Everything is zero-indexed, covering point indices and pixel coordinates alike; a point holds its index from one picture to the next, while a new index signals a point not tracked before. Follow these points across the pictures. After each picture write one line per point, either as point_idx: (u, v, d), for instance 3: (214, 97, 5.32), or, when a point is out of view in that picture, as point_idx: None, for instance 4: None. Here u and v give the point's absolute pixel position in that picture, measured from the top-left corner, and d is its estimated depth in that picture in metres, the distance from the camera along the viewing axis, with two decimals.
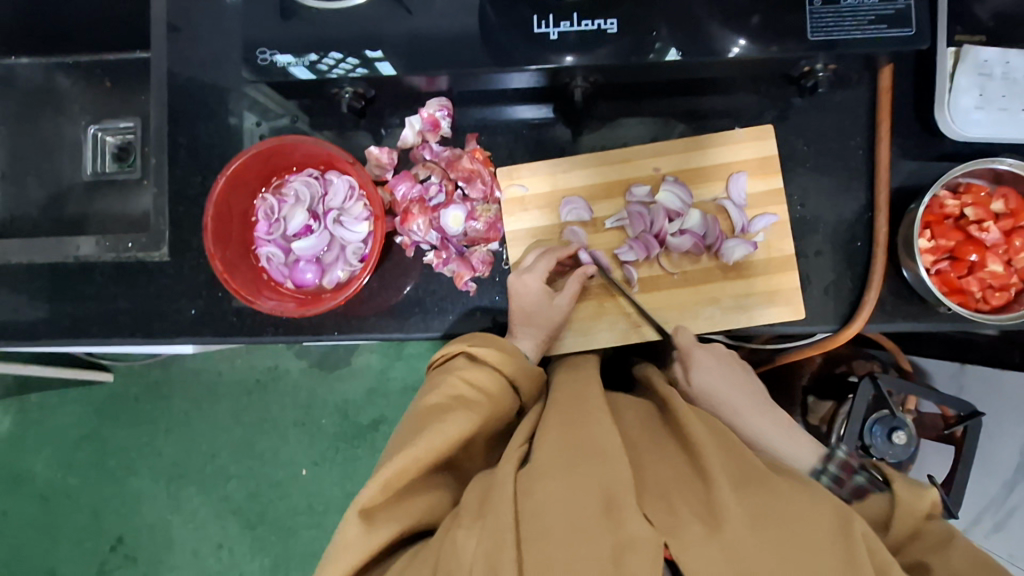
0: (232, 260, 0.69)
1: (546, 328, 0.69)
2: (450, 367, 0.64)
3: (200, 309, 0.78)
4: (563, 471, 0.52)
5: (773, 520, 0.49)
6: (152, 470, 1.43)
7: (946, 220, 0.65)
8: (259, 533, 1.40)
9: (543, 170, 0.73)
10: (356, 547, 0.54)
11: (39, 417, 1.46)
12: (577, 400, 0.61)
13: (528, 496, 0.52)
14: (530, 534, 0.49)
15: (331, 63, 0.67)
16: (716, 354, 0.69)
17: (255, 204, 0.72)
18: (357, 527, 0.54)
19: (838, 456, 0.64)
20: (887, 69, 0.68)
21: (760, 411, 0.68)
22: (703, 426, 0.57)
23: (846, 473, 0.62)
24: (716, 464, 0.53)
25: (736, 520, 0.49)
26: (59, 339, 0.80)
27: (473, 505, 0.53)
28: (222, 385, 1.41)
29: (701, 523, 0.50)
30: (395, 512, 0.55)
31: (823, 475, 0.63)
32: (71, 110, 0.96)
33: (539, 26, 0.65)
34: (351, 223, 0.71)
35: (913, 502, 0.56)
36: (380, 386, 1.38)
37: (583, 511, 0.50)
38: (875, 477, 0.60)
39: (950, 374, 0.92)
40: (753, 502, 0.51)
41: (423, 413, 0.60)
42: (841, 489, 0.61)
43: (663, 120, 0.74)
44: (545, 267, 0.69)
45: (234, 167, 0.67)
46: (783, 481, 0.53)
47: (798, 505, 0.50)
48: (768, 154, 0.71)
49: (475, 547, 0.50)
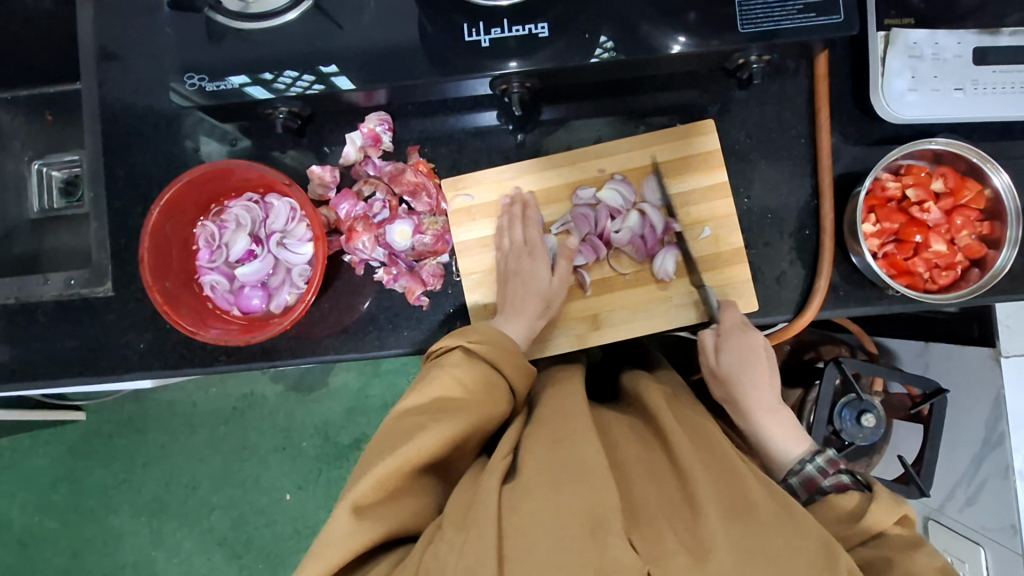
0: (173, 291, 0.67)
1: (538, 314, 0.67)
2: (440, 362, 0.60)
3: (149, 343, 0.75)
4: (550, 487, 0.52)
5: (762, 555, 0.49)
6: (132, 507, 1.40)
7: (889, 203, 0.65)
8: (246, 562, 1.37)
9: (488, 178, 0.72)
10: (341, 544, 0.50)
11: (11, 461, 1.42)
12: (562, 417, 0.61)
13: (513, 514, 0.51)
14: (512, 552, 0.48)
15: (287, 81, 0.66)
16: (736, 359, 0.66)
17: (196, 232, 0.70)
18: (347, 524, 0.51)
19: (827, 452, 0.63)
20: (822, 56, 0.68)
21: (774, 409, 0.66)
22: (693, 453, 0.58)
23: (831, 468, 0.61)
24: (706, 495, 0.53)
25: (724, 553, 0.49)
26: (6, 384, 0.77)
27: (455, 520, 0.52)
28: (197, 416, 1.39)
29: (686, 553, 0.49)
30: (386, 510, 0.53)
31: (808, 464, 0.62)
32: (13, 146, 0.94)
33: (471, 34, 0.64)
34: (295, 245, 0.68)
35: (890, 503, 0.56)
36: (359, 404, 1.36)
37: (568, 530, 0.49)
38: (861, 481, 0.60)
39: (916, 353, 0.94)
40: (740, 534, 0.50)
41: (413, 412, 0.56)
42: (825, 479, 0.61)
43: (608, 119, 0.74)
44: (529, 231, 0.70)
45: (168, 196, 0.65)
46: (772, 506, 0.53)
47: (788, 539, 0.50)
48: (711, 148, 0.71)
49: (456, 561, 0.48)
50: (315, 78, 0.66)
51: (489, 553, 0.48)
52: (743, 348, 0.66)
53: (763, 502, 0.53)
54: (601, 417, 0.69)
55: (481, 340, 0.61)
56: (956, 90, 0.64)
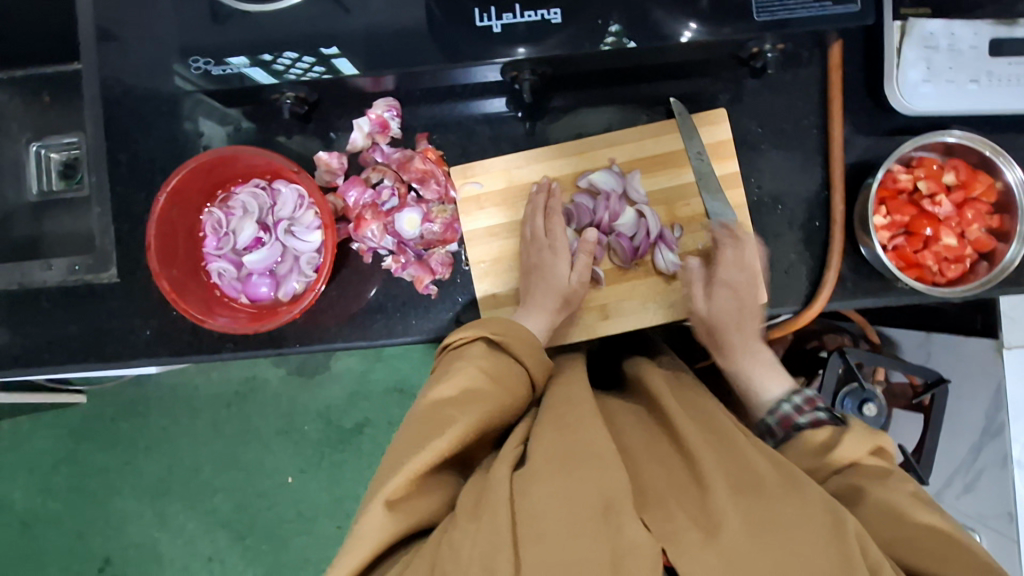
0: (180, 278, 0.66)
1: (554, 319, 0.67)
2: (463, 353, 0.61)
3: (155, 329, 0.75)
4: (560, 473, 0.52)
5: (772, 527, 0.50)
6: (135, 489, 1.41)
7: (900, 195, 0.65)
8: (249, 544, 1.38)
9: (498, 166, 0.72)
10: (375, 535, 0.51)
11: (13, 443, 1.43)
12: (568, 402, 0.61)
13: (525, 500, 0.51)
14: (528, 536, 0.49)
15: (287, 63, 0.64)
16: (723, 308, 0.68)
17: (203, 218, 0.69)
18: (380, 518, 0.51)
19: (806, 393, 0.67)
20: (836, 45, 0.67)
21: (754, 352, 0.69)
22: (697, 433, 0.58)
23: (808, 406, 0.66)
24: (713, 471, 0.54)
25: (733, 526, 0.50)
26: (10, 369, 0.76)
27: (469, 507, 0.53)
28: (198, 400, 1.39)
29: (697, 530, 0.50)
30: (413, 503, 0.53)
31: (785, 403, 0.67)
32: (11, 128, 0.92)
33: (482, 19, 0.63)
34: (303, 232, 0.68)
35: (861, 436, 0.59)
36: (362, 388, 1.36)
37: (581, 514, 0.50)
38: (834, 417, 0.64)
39: (917, 343, 0.93)
40: (748, 508, 0.51)
41: (439, 403, 0.57)
42: (800, 416, 0.65)
43: (617, 108, 0.73)
44: (555, 225, 0.69)
45: (175, 182, 0.64)
46: (777, 478, 0.53)
47: (795, 510, 0.51)
48: (723, 137, 0.70)
49: (471, 549, 0.49)
50: (315, 60, 0.64)
51: (505, 537, 0.49)
52: (733, 293, 0.67)
53: (768, 475, 0.53)
54: (606, 405, 0.70)
55: (503, 331, 0.62)
56: (970, 82, 0.63)
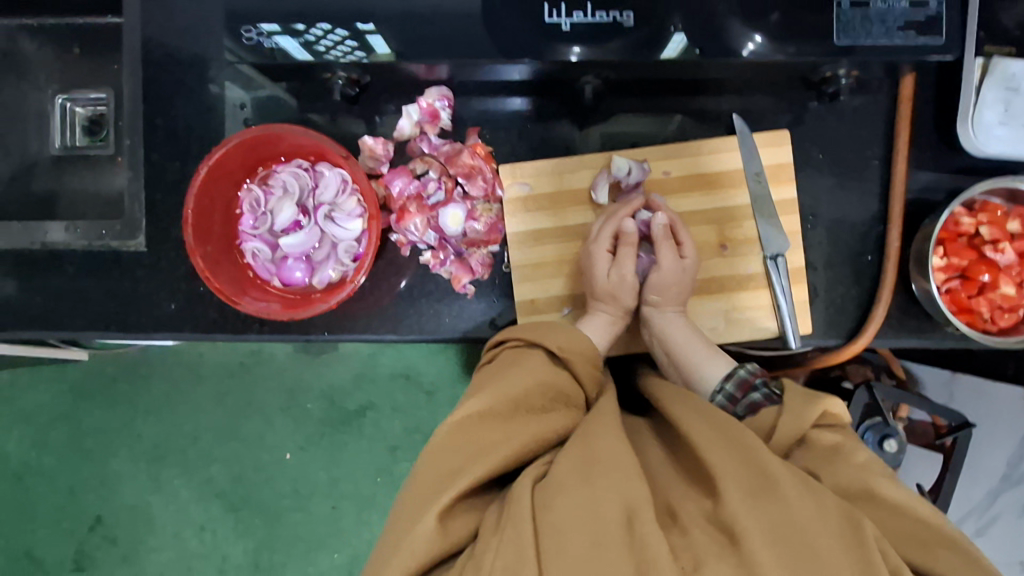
0: (214, 255, 0.64)
1: (613, 322, 0.68)
2: (521, 358, 0.62)
3: (180, 304, 0.73)
4: (580, 483, 0.51)
5: (793, 536, 0.47)
6: (132, 452, 1.40)
7: (960, 238, 0.64)
8: (242, 516, 1.38)
9: (548, 169, 0.69)
10: (420, 550, 0.50)
11: (12, 395, 1.41)
12: (600, 413, 0.60)
13: (548, 513, 0.50)
14: (549, 549, 0.48)
15: (319, 35, 0.61)
16: (676, 285, 0.67)
17: (240, 195, 0.67)
18: (430, 533, 0.51)
19: (737, 375, 0.63)
20: (910, 77, 0.66)
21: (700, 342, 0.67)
22: (707, 436, 0.55)
23: (741, 391, 0.62)
24: (726, 474, 0.51)
25: (752, 534, 0.47)
26: (26, 330, 0.75)
27: (493, 523, 0.52)
28: (203, 367, 1.38)
29: (717, 543, 0.48)
30: (460, 518, 0.53)
31: (719, 394, 0.64)
32: (37, 77, 0.89)
33: (550, 15, 0.59)
34: (343, 220, 0.66)
35: (796, 409, 0.55)
36: (368, 371, 1.36)
37: (600, 525, 0.48)
38: (771, 394, 0.60)
39: (941, 383, 0.90)
40: (767, 515, 0.48)
41: (493, 415, 0.57)
42: (737, 405, 0.61)
43: (660, 116, 0.71)
44: (607, 234, 0.67)
45: (216, 157, 0.62)
46: (792, 479, 0.50)
47: (813, 514, 0.48)
48: (784, 160, 0.69)
49: (494, 560, 0.48)
50: (349, 34, 0.61)
51: (527, 548, 0.48)
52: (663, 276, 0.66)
53: (783, 475, 0.50)
54: (631, 425, 0.69)
55: (562, 340, 0.63)
56: None
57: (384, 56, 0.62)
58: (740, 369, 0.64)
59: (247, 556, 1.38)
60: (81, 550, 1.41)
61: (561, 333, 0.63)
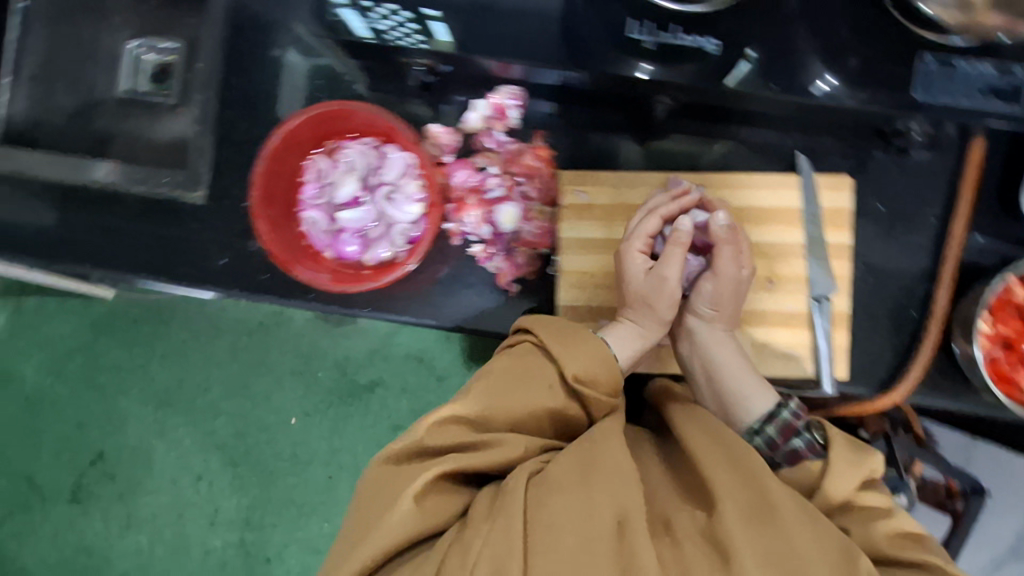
0: (276, 219, 0.65)
1: (641, 334, 0.64)
2: (538, 366, 0.60)
3: (230, 260, 0.75)
4: (578, 485, 0.51)
5: (787, 562, 0.47)
6: (143, 394, 1.43)
7: (1010, 306, 0.63)
8: (240, 472, 1.40)
9: (608, 181, 0.70)
10: (394, 527, 0.51)
11: (37, 321, 1.45)
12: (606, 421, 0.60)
13: (541, 509, 0.50)
14: (538, 546, 0.48)
15: (383, 14, 0.63)
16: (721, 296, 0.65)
17: (305, 164, 0.69)
18: (405, 512, 0.51)
19: (780, 418, 0.62)
20: (980, 141, 0.66)
21: (740, 364, 0.65)
22: (712, 455, 0.55)
23: (783, 437, 0.60)
24: (726, 494, 0.51)
25: (747, 555, 0.47)
26: (72, 263, 0.76)
27: (482, 510, 0.52)
28: (224, 322, 1.41)
29: (709, 559, 0.48)
30: (439, 506, 0.53)
31: (759, 436, 0.62)
32: (113, 19, 0.90)
33: (632, 30, 0.57)
34: (403, 202, 0.68)
35: (845, 470, 0.55)
36: (383, 349, 1.38)
37: (594, 526, 0.48)
38: (815, 444, 0.58)
39: (959, 446, 0.90)
40: (763, 539, 0.48)
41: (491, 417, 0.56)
42: (777, 451, 0.60)
43: (701, 141, 0.73)
44: (647, 232, 0.65)
45: (290, 127, 0.63)
46: (794, 509, 0.50)
47: (811, 543, 0.48)
48: (843, 205, 0.69)
49: (481, 548, 0.48)
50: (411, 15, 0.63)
51: (517, 539, 0.48)
52: (713, 285, 0.65)
53: (784, 502, 0.50)
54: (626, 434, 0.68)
55: (588, 361, 0.60)
56: None
57: (445, 43, 0.65)
58: (784, 411, 0.62)
59: (239, 512, 1.39)
60: (80, 483, 1.44)
61: (587, 349, 0.60)
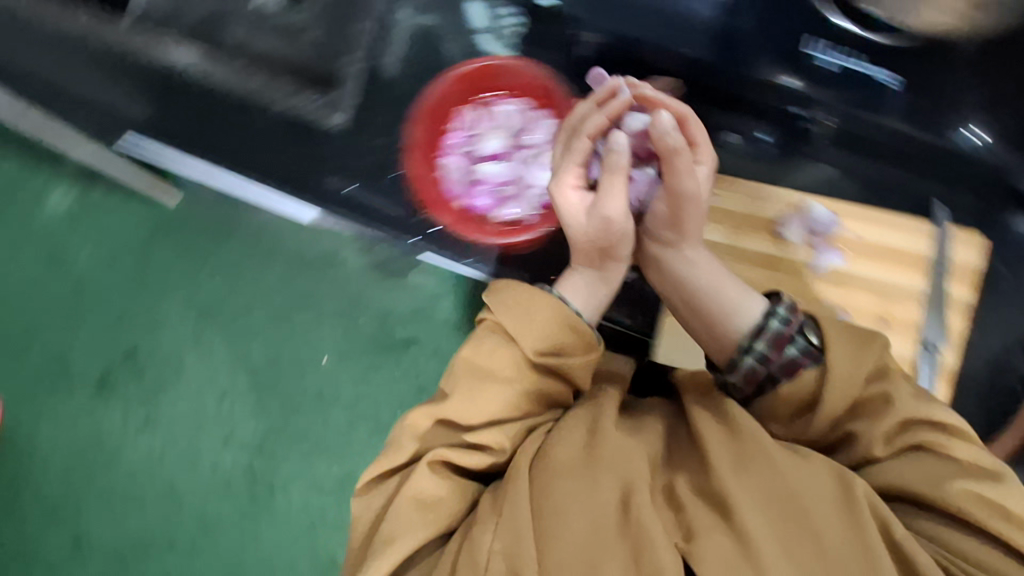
0: (429, 161, 0.87)
1: (602, 281, 0.74)
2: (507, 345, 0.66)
3: (366, 189, 0.90)
4: (576, 473, 0.58)
5: (788, 500, 0.55)
6: (187, 300, 1.35)
7: None
8: (265, 397, 1.31)
9: (747, 199, 0.90)
10: (408, 539, 0.58)
11: (97, 206, 1.37)
12: (593, 408, 0.66)
13: (546, 495, 0.57)
14: (546, 527, 0.55)
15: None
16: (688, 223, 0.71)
17: (456, 110, 0.89)
18: (409, 519, 0.59)
19: (767, 329, 0.66)
20: None
21: (733, 287, 0.71)
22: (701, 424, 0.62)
23: (775, 349, 0.65)
24: (718, 456, 0.59)
25: (743, 507, 0.55)
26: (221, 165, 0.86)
27: (491, 508, 0.58)
28: (280, 248, 1.36)
29: (711, 515, 0.55)
30: (443, 505, 0.60)
31: (751, 351, 0.67)
32: None
33: None
34: (538, 166, 0.88)
35: (841, 367, 0.60)
36: (427, 310, 1.33)
37: (599, 511, 0.56)
38: (807, 346, 0.63)
39: None
40: (753, 486, 0.56)
41: (466, 408, 0.63)
42: (772, 363, 0.65)
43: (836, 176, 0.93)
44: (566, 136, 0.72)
45: (463, 71, 0.86)
46: (784, 453, 0.58)
47: (806, 481, 0.56)
48: (912, 252, 0.87)
49: (493, 542, 0.55)
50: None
51: (524, 531, 0.55)
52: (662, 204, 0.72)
53: (777, 452, 0.58)
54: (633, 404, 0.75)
55: (543, 329, 0.65)
56: None
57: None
58: (772, 322, 0.67)
59: (255, 438, 1.30)
60: (103, 377, 1.33)
61: (535, 305, 0.66)
